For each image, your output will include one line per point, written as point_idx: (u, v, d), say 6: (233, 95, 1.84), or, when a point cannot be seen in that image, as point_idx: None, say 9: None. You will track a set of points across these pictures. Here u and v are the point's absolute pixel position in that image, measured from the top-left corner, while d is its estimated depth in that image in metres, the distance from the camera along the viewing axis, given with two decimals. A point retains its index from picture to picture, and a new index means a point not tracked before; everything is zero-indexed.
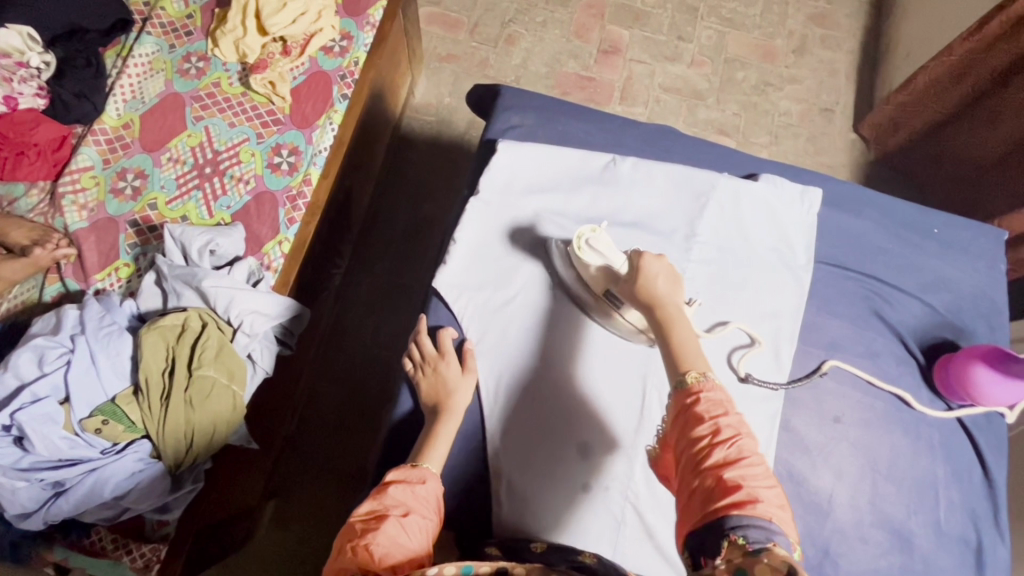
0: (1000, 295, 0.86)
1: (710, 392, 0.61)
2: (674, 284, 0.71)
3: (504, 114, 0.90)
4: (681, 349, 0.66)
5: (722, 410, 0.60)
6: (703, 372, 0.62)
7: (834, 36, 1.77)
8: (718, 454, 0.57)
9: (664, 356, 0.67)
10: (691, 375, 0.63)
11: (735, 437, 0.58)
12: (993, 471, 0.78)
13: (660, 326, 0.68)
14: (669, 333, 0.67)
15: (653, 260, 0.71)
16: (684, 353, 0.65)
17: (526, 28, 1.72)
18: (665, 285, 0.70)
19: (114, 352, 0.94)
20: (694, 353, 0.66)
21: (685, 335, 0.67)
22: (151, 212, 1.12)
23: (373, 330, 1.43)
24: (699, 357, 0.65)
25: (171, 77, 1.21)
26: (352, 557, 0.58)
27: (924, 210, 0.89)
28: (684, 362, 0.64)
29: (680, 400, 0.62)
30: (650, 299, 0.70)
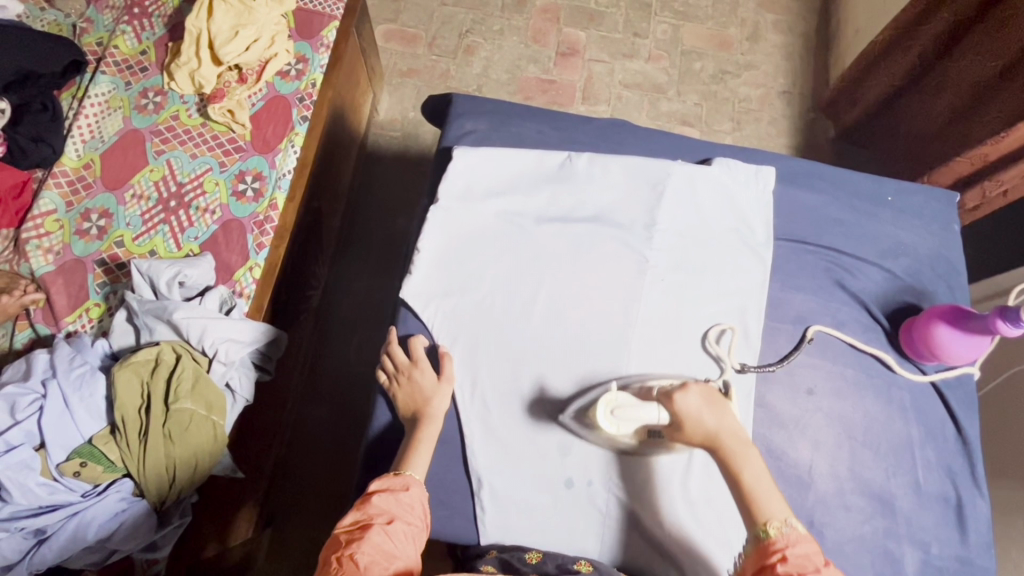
0: (957, 255, 0.88)
1: (796, 547, 0.61)
2: (718, 407, 0.69)
3: (458, 121, 0.91)
4: (750, 496, 0.65)
5: (811, 564, 0.60)
6: (784, 525, 0.62)
7: (786, 20, 1.81)
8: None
9: (736, 500, 0.66)
10: (772, 529, 0.62)
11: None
12: (965, 427, 0.80)
13: (728, 471, 0.67)
14: (741, 477, 0.66)
15: (687, 396, 0.68)
16: (758, 501, 0.64)
17: (484, 38, 1.74)
18: (713, 421, 0.67)
19: (88, 392, 0.93)
20: (768, 495, 0.65)
21: (756, 474, 0.66)
22: (118, 250, 1.11)
23: (356, 350, 1.43)
24: (774, 499, 0.65)
25: (130, 114, 1.21)
26: (337, 568, 0.59)
27: (876, 179, 0.91)
28: (761, 512, 0.64)
29: (761, 556, 0.62)
30: (707, 438, 0.67)
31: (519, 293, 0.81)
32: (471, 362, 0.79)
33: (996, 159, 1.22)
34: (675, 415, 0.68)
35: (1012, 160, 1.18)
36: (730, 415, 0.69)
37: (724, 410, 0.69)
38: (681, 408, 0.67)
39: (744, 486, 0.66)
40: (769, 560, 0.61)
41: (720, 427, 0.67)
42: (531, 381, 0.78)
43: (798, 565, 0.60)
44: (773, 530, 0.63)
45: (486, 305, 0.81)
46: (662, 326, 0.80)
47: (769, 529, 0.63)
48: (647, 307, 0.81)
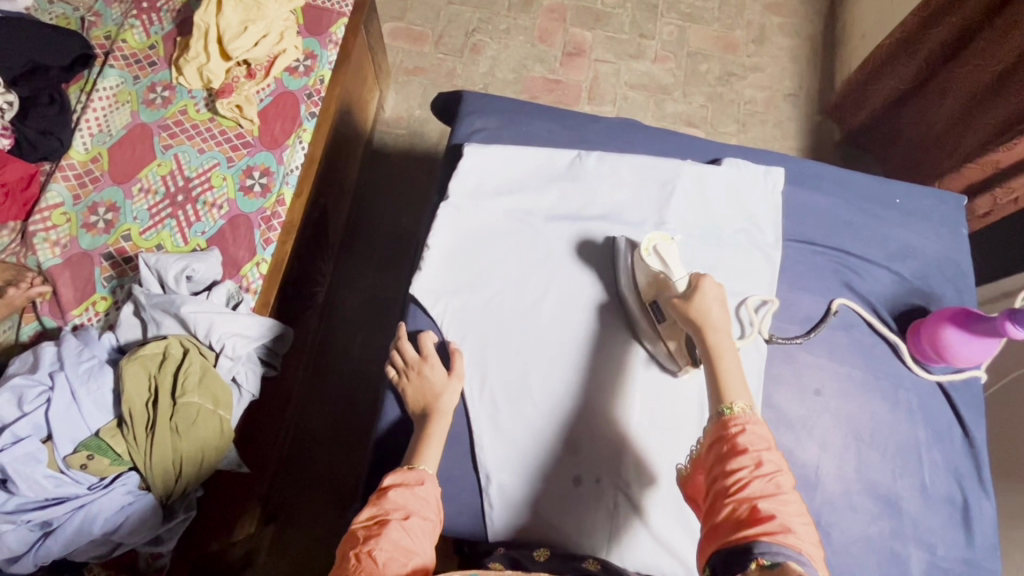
0: (965, 258, 0.88)
1: (753, 426, 0.63)
2: (727, 309, 0.72)
3: (468, 119, 0.91)
4: (719, 375, 0.67)
5: (763, 445, 0.62)
6: (747, 406, 0.64)
7: (792, 23, 1.81)
8: (753, 483, 0.59)
9: (708, 381, 0.68)
10: (736, 406, 0.65)
11: (773, 472, 0.60)
12: (972, 430, 0.80)
13: (708, 353, 0.69)
14: (716, 360, 0.68)
15: (711, 282, 0.72)
16: (727, 384, 0.66)
17: (491, 37, 1.74)
18: (718, 312, 0.70)
19: (95, 386, 0.93)
20: (737, 384, 0.68)
21: (732, 363, 0.68)
22: (125, 243, 1.12)
23: (361, 346, 1.43)
24: (743, 389, 0.67)
25: (137, 108, 1.21)
26: (355, 565, 0.58)
27: (884, 181, 0.91)
28: (728, 392, 0.66)
29: (718, 429, 0.65)
30: (701, 322, 0.71)
31: (528, 290, 0.82)
32: (478, 357, 0.79)
33: (1008, 166, 1.20)
34: (694, 288, 0.73)
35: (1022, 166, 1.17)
36: (731, 317, 0.72)
37: (729, 312, 0.72)
38: (702, 284, 0.72)
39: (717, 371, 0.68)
40: (727, 432, 0.64)
41: (717, 319, 0.71)
42: (538, 376, 0.79)
43: (751, 441, 0.62)
44: (737, 409, 0.65)
45: (495, 301, 0.81)
46: None
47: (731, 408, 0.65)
48: None
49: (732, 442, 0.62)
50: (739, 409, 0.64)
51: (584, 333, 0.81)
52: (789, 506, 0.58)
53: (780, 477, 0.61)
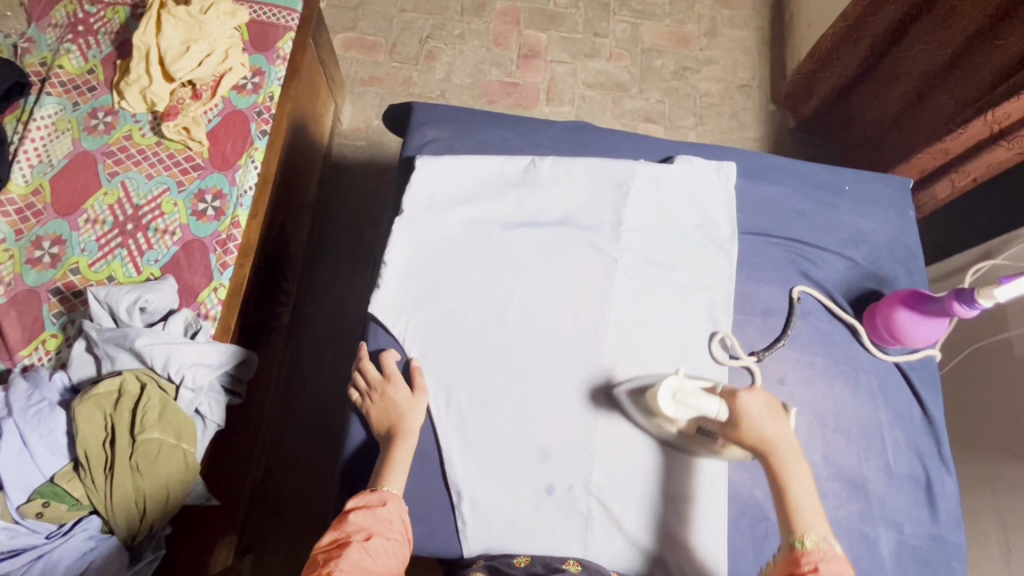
0: (913, 240, 0.90)
1: (829, 563, 0.60)
2: (778, 420, 0.69)
3: (420, 131, 0.90)
4: (789, 509, 0.65)
5: None
6: (820, 541, 0.61)
7: (742, 15, 1.84)
8: None
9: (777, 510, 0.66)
10: (808, 540, 0.62)
11: None
12: (930, 407, 0.82)
13: (775, 479, 0.66)
14: (786, 486, 0.65)
15: (751, 397, 0.69)
16: (799, 513, 0.64)
17: (445, 43, 1.73)
18: (772, 428, 0.67)
19: (47, 429, 0.89)
20: (812, 510, 0.65)
21: (803, 491, 0.65)
22: (73, 277, 1.07)
23: (331, 365, 1.40)
24: (816, 514, 0.64)
25: (79, 135, 1.17)
26: None
27: (833, 169, 0.93)
28: (799, 525, 0.64)
29: (790, 562, 0.62)
30: (761, 443, 0.67)
31: (491, 300, 0.81)
32: (443, 373, 0.78)
33: (960, 153, 1.14)
34: (737, 414, 0.69)
35: (980, 148, 1.10)
36: (787, 429, 0.68)
37: (783, 422, 0.69)
38: (743, 407, 0.68)
39: (788, 499, 0.65)
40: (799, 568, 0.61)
41: (778, 439, 0.67)
42: (506, 390, 0.78)
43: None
44: (809, 543, 0.62)
45: (457, 315, 0.80)
46: (634, 324, 0.81)
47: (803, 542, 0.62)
48: (619, 306, 0.81)
49: None
50: (815, 546, 0.61)
51: (553, 342, 0.80)
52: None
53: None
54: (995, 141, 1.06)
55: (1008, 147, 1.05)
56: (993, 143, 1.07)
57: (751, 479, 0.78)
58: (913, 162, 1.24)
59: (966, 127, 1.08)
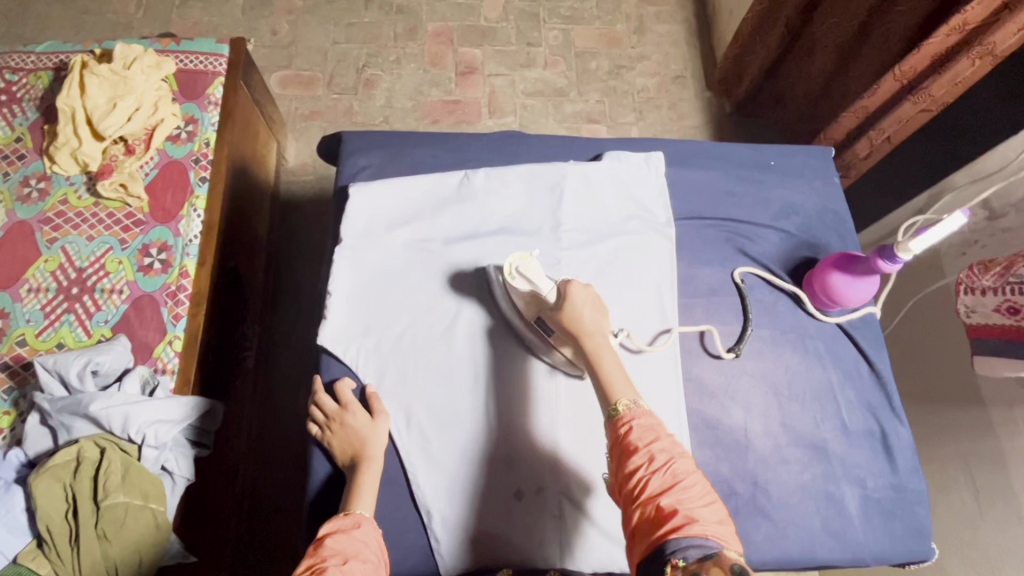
0: (841, 205, 0.94)
1: (641, 419, 0.65)
2: (602, 311, 0.73)
3: (351, 159, 0.91)
4: (604, 381, 0.69)
5: (655, 435, 0.64)
6: (631, 402, 0.66)
7: (667, 10, 1.89)
8: (652, 481, 0.61)
9: (596, 386, 0.70)
10: (621, 405, 0.67)
11: (667, 463, 0.62)
12: (877, 363, 0.84)
13: (589, 358, 0.71)
14: (598, 365, 0.70)
15: (578, 287, 0.73)
16: (611, 383, 0.69)
17: (382, 70, 1.75)
18: (593, 315, 0.72)
19: (6, 509, 0.87)
20: (622, 383, 0.70)
21: (612, 365, 0.70)
22: (21, 349, 1.05)
23: (303, 403, 1.39)
24: (626, 384, 0.69)
25: (13, 206, 1.15)
26: None
27: (758, 147, 0.96)
28: (614, 392, 0.68)
29: (614, 430, 0.66)
30: (578, 329, 0.72)
31: (440, 316, 0.81)
32: (399, 393, 0.78)
33: (878, 109, 1.16)
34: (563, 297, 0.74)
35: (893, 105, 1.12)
36: (605, 317, 0.73)
37: (603, 314, 0.73)
38: (571, 291, 0.73)
39: (601, 373, 0.70)
40: (619, 435, 0.65)
41: (592, 321, 0.72)
42: (462, 402, 0.78)
43: (641, 438, 0.64)
44: (623, 407, 0.67)
45: (409, 334, 0.80)
46: None
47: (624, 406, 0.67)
48: None
49: (626, 442, 0.64)
50: (626, 407, 0.66)
51: (502, 346, 0.81)
52: (692, 493, 0.61)
53: (676, 465, 0.62)
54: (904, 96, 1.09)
55: (915, 102, 1.07)
56: (903, 98, 1.09)
57: (715, 456, 0.78)
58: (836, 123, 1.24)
59: (877, 83, 1.10)
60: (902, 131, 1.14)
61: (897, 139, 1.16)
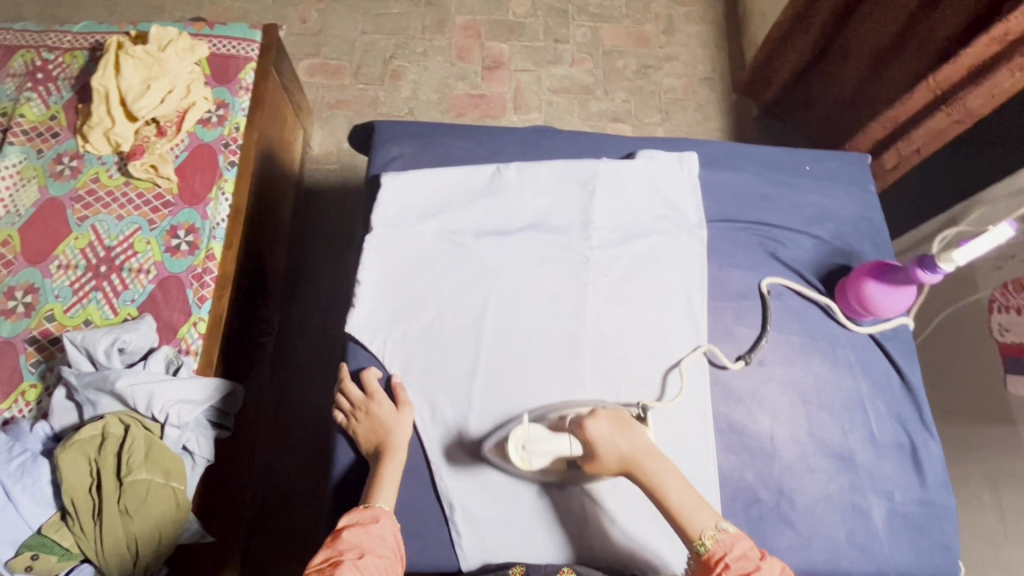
0: (876, 213, 0.93)
1: (732, 553, 0.63)
2: (627, 429, 0.70)
3: (383, 148, 0.91)
4: (678, 514, 0.67)
5: (750, 562, 0.63)
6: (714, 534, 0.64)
7: (697, 11, 1.88)
8: None
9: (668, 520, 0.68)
10: (706, 540, 0.65)
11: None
12: (909, 375, 0.83)
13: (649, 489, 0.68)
14: (663, 497, 0.67)
15: (594, 424, 0.69)
16: (686, 516, 0.67)
17: (409, 61, 1.75)
18: (626, 446, 0.68)
19: (31, 481, 0.89)
20: (694, 507, 0.67)
21: (680, 496, 0.68)
22: (49, 324, 1.06)
23: (320, 390, 1.39)
24: (700, 510, 0.67)
25: (45, 182, 1.16)
26: None
27: (793, 151, 0.95)
28: (692, 527, 0.66)
29: (704, 570, 0.64)
30: (622, 465, 0.68)
31: (467, 309, 0.81)
32: (425, 384, 0.78)
33: (908, 120, 1.15)
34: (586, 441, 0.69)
35: (924, 116, 1.12)
36: (638, 434, 0.70)
37: (634, 433, 0.69)
38: (592, 434, 0.68)
39: (671, 507, 0.67)
40: (712, 571, 0.63)
41: (631, 449, 0.69)
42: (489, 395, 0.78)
43: (739, 569, 0.63)
44: (708, 542, 0.65)
45: (435, 326, 0.80)
46: (611, 318, 0.81)
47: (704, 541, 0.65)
48: (594, 303, 0.82)
49: None
50: (712, 545, 0.63)
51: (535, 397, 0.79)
52: None
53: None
54: (937, 106, 1.09)
55: (948, 113, 1.08)
56: (936, 108, 1.09)
57: (740, 461, 0.77)
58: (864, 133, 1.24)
59: (910, 92, 1.10)
60: (931, 143, 1.15)
61: (925, 152, 1.17)
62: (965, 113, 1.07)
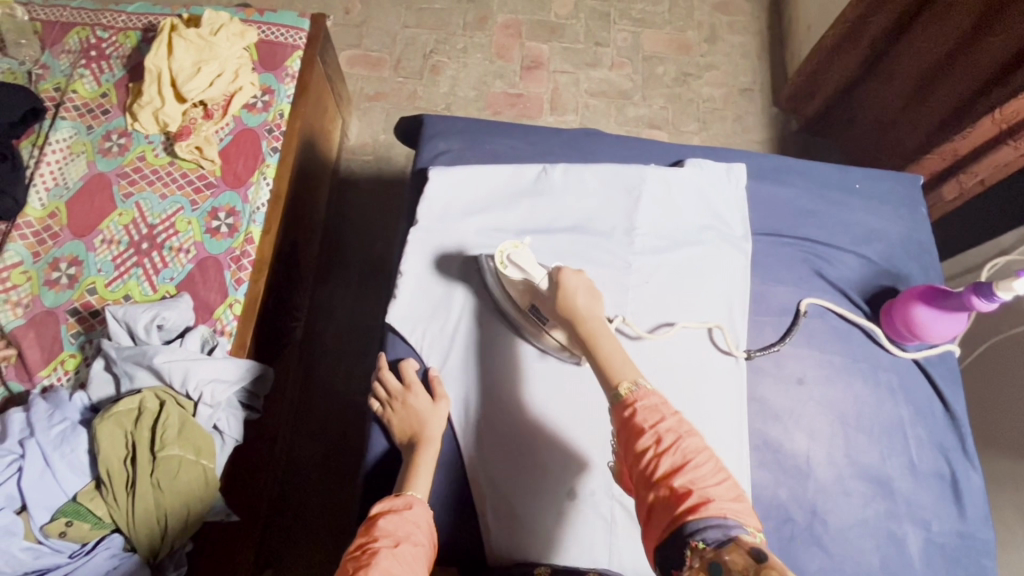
0: (926, 236, 0.91)
1: (643, 400, 0.62)
2: (594, 298, 0.72)
3: (431, 142, 0.91)
4: (606, 361, 0.67)
5: (660, 415, 0.61)
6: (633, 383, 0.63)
7: (740, 21, 1.85)
8: (663, 464, 0.58)
9: (594, 368, 0.68)
10: (624, 386, 0.64)
11: (675, 443, 0.58)
12: (952, 403, 0.81)
13: (584, 341, 0.69)
14: (594, 347, 0.68)
15: (571, 276, 0.72)
16: (611, 365, 0.66)
17: (449, 57, 1.75)
18: (584, 301, 0.70)
19: (69, 449, 0.91)
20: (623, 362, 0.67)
21: (610, 346, 0.68)
22: (91, 297, 1.09)
23: (344, 378, 1.40)
24: (629, 364, 0.66)
25: (93, 158, 1.19)
26: None
27: (843, 168, 0.93)
28: (614, 375, 0.65)
29: (618, 415, 0.63)
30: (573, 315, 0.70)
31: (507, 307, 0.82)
32: (461, 377, 0.80)
33: (968, 153, 1.14)
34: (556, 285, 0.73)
35: (988, 148, 1.10)
36: (601, 307, 0.72)
37: (597, 300, 0.72)
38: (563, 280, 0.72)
39: (599, 357, 0.67)
40: (625, 416, 0.62)
41: (585, 305, 0.70)
42: (523, 391, 0.80)
43: (647, 419, 0.61)
44: (625, 389, 0.64)
45: (473, 320, 0.82)
46: (651, 326, 0.81)
47: (629, 387, 0.64)
48: (635, 309, 0.81)
49: (634, 426, 0.61)
50: (630, 388, 0.62)
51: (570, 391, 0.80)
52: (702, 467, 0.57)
53: (685, 443, 0.59)
54: (1003, 140, 1.06)
55: (1015, 147, 1.05)
56: (1000, 142, 1.07)
57: (775, 479, 0.76)
58: (921, 164, 1.23)
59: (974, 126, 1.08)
60: (995, 175, 1.13)
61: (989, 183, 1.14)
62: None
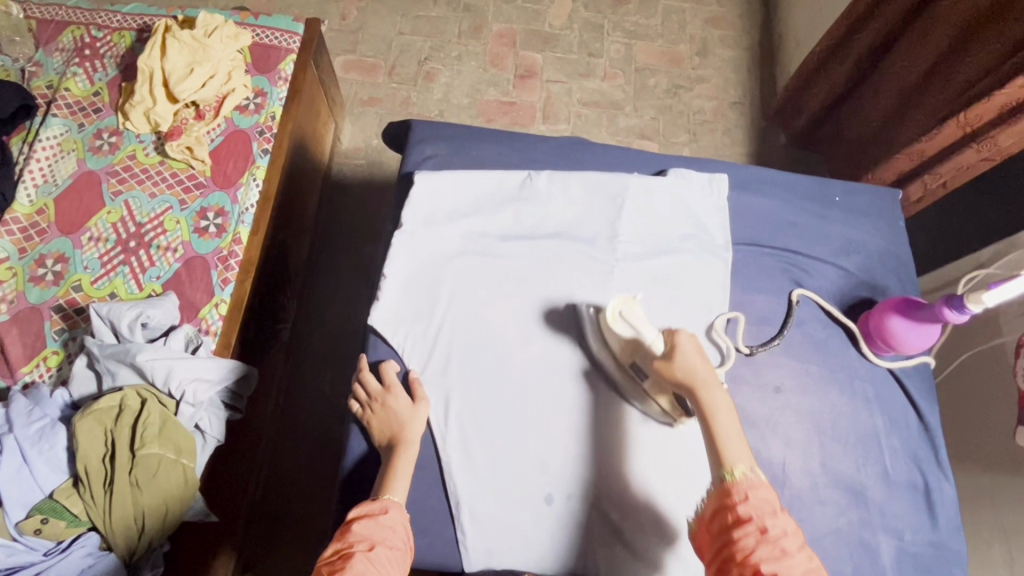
0: (904, 250, 0.92)
1: (756, 490, 0.64)
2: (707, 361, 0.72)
3: (418, 147, 0.92)
4: (720, 441, 0.67)
5: (768, 508, 0.63)
6: (749, 471, 0.64)
7: (732, 35, 1.88)
8: (761, 551, 0.60)
9: (707, 444, 0.68)
10: (736, 471, 0.65)
11: (780, 537, 0.60)
12: (926, 415, 0.83)
13: (702, 413, 0.69)
14: (713, 423, 0.67)
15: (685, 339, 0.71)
16: (725, 447, 0.66)
17: (443, 64, 1.77)
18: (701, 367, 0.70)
19: (48, 446, 0.90)
20: (735, 445, 0.67)
21: (727, 422, 0.68)
22: (75, 295, 1.09)
23: (330, 380, 1.41)
24: (742, 448, 0.67)
25: (84, 155, 1.19)
26: None
27: (824, 181, 0.95)
28: (728, 457, 0.66)
29: (722, 498, 0.65)
30: (687, 382, 0.70)
31: (492, 312, 0.82)
32: (443, 381, 0.79)
33: (935, 154, 1.20)
34: (672, 350, 0.72)
35: (954, 151, 1.17)
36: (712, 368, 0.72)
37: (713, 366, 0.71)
38: (679, 343, 0.72)
39: (715, 435, 0.67)
40: (730, 500, 0.64)
41: (704, 375, 0.70)
42: (508, 398, 0.79)
43: (754, 509, 0.63)
44: (738, 474, 0.65)
45: (458, 326, 0.82)
46: None
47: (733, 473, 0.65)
48: None
49: (736, 511, 0.63)
50: (742, 476, 0.64)
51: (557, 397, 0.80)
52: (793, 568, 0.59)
53: (785, 540, 0.61)
54: (967, 142, 1.13)
55: (978, 149, 1.12)
56: (966, 144, 1.14)
57: None
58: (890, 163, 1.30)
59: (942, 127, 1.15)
60: (958, 178, 1.20)
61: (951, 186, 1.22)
62: (995, 150, 1.12)
